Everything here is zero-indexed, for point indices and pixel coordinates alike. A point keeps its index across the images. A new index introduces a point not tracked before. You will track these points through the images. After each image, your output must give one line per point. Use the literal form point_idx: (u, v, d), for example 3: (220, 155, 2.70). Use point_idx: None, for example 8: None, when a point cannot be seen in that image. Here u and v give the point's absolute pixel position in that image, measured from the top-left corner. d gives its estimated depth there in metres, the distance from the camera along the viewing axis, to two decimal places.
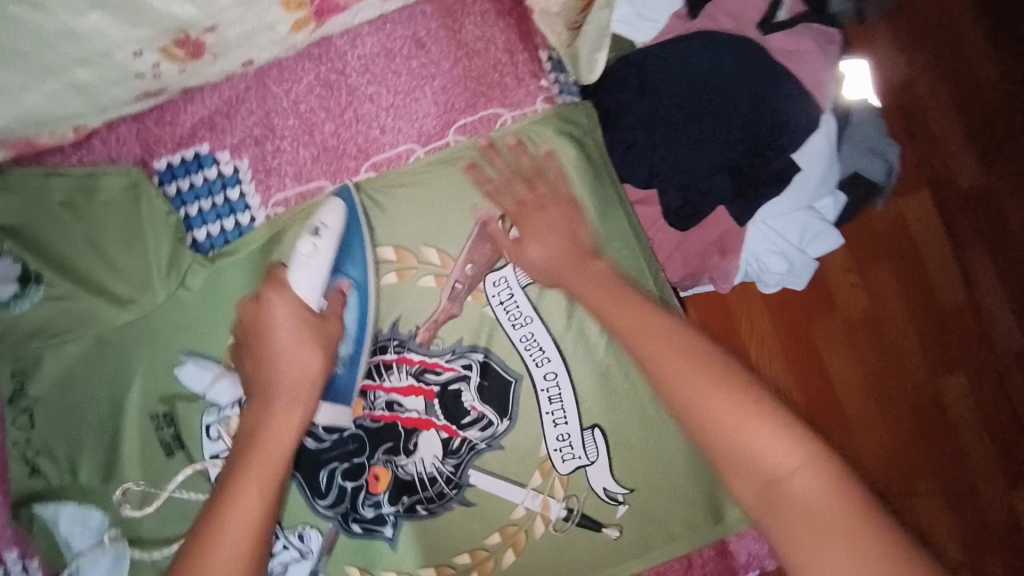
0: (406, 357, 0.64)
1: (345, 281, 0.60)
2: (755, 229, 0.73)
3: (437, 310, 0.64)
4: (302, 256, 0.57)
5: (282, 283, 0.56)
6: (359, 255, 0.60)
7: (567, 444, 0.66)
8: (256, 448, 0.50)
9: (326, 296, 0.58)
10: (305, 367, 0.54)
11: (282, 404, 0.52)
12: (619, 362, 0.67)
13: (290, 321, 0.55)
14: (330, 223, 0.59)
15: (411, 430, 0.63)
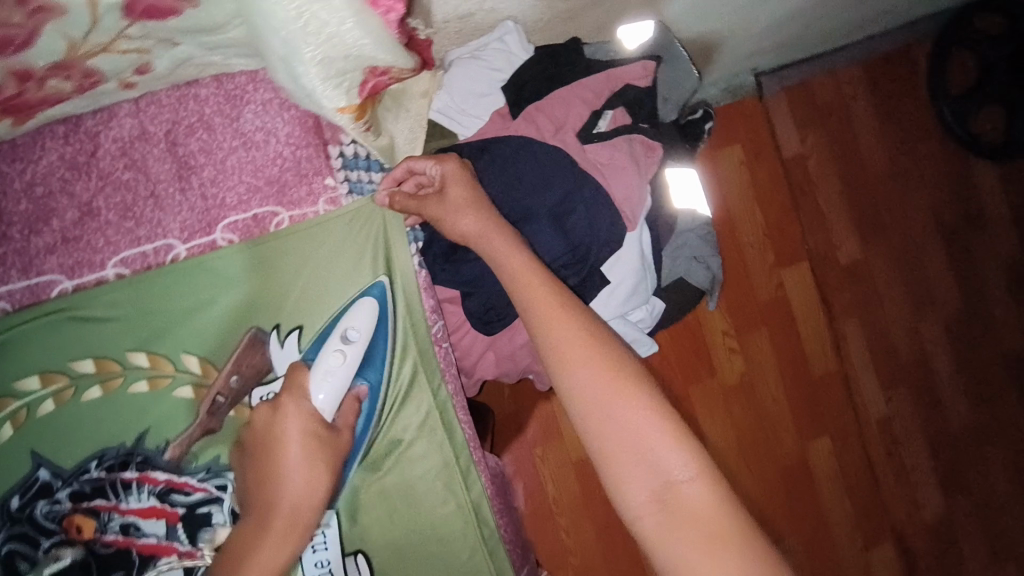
0: (150, 476, 0.58)
1: (362, 386, 0.61)
2: None
3: (194, 425, 0.59)
4: (328, 365, 0.58)
5: (302, 392, 0.58)
6: (379, 361, 0.63)
7: (327, 571, 0.62)
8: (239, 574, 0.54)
9: (343, 403, 0.60)
10: (308, 498, 0.57)
11: (274, 541, 0.56)
12: (400, 493, 0.65)
13: (300, 440, 0.57)
14: (358, 330, 0.61)
15: (148, 557, 0.58)
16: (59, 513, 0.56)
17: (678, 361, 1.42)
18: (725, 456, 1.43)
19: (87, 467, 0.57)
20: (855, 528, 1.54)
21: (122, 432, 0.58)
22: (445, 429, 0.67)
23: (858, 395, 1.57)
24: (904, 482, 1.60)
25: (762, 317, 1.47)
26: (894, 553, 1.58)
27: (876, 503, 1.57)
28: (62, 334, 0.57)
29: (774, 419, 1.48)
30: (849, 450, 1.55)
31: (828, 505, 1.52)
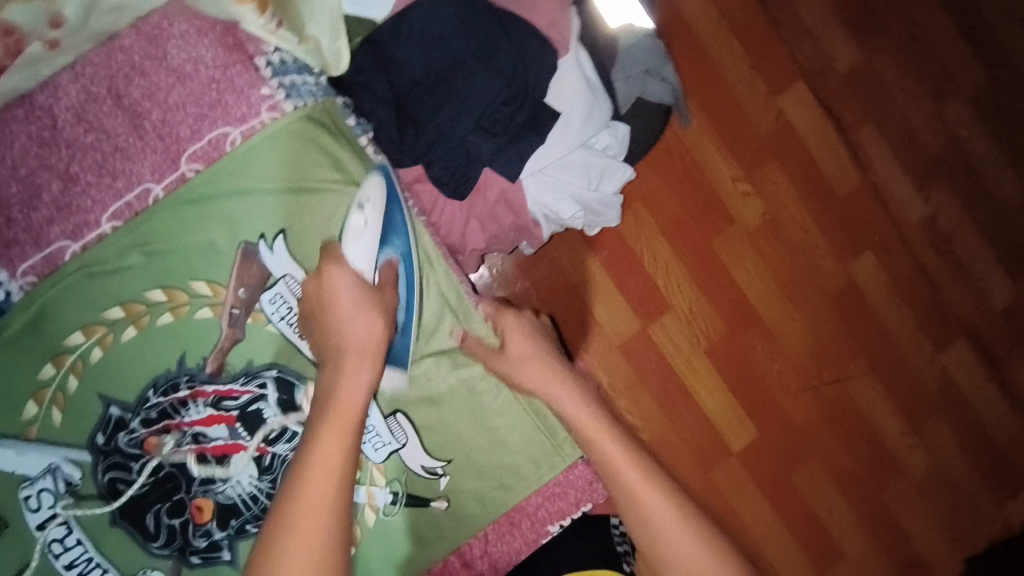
0: (200, 390, 0.65)
1: (393, 253, 0.68)
2: (533, 179, 0.77)
3: (221, 339, 0.66)
4: (355, 229, 0.66)
5: (339, 255, 0.65)
6: (401, 228, 0.69)
7: (373, 433, 0.69)
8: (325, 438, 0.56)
9: (381, 268, 0.67)
10: (369, 333, 0.63)
11: (351, 369, 0.61)
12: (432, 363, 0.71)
13: (350, 291, 0.63)
14: (371, 198, 0.67)
15: (221, 457, 0.66)
16: (139, 439, 0.65)
17: (688, 211, 1.39)
18: (768, 298, 1.43)
19: (147, 397, 0.65)
20: (917, 333, 1.52)
21: (165, 360, 0.65)
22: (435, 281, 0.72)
23: (889, 201, 1.50)
24: (958, 274, 1.55)
25: (764, 144, 1.42)
26: (970, 349, 1.55)
27: (934, 304, 1.53)
28: (87, 288, 0.64)
29: (805, 246, 1.45)
30: (896, 258, 1.50)
31: (885, 317, 1.50)
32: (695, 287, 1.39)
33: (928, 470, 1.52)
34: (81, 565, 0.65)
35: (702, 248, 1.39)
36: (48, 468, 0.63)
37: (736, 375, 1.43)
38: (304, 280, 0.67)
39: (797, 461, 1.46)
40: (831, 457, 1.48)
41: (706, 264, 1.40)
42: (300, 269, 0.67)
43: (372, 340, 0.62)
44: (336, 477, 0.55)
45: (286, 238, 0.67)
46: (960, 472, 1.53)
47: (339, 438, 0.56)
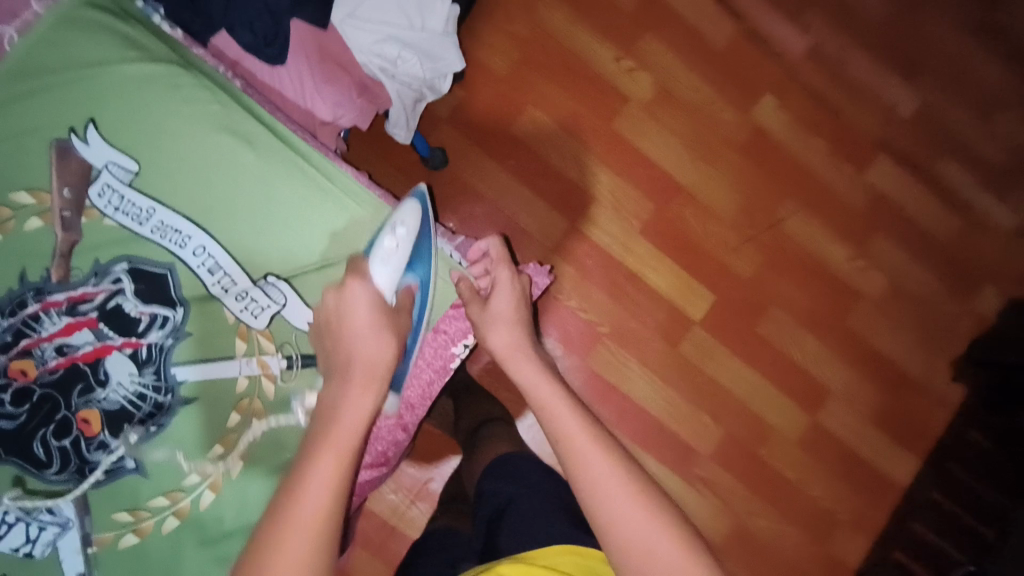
0: (50, 301, 0.63)
1: (412, 281, 0.69)
2: (348, 28, 0.75)
3: (58, 244, 0.64)
4: (385, 248, 0.66)
5: (365, 272, 0.65)
6: (426, 258, 0.70)
7: (250, 300, 0.67)
8: (333, 429, 0.55)
9: (399, 291, 0.68)
10: (377, 351, 0.60)
11: (359, 385, 0.58)
12: (295, 221, 0.69)
13: (366, 305, 0.63)
14: (406, 221, 0.68)
15: (94, 362, 0.64)
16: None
17: (560, 96, 1.19)
18: (680, 164, 1.22)
19: None
20: (834, 159, 1.26)
21: (4, 281, 0.63)
22: (260, 146, 0.68)
23: (771, 44, 1.25)
24: (859, 93, 1.27)
25: (612, 11, 1.21)
26: (891, 162, 1.27)
27: (855, 138, 1.27)
28: None
29: (704, 108, 1.23)
30: (797, 94, 1.26)
31: (814, 163, 1.26)
32: (610, 171, 1.21)
33: (889, 300, 1.26)
34: None
35: (607, 134, 1.21)
36: None
37: (675, 246, 1.22)
38: (127, 165, 0.65)
39: (756, 315, 1.23)
40: (791, 298, 1.24)
41: (610, 137, 1.21)
42: (119, 155, 0.65)
43: (381, 361, 0.60)
44: (332, 493, 0.50)
45: (97, 126, 0.65)
46: (936, 313, 1.27)
47: (335, 461, 0.52)
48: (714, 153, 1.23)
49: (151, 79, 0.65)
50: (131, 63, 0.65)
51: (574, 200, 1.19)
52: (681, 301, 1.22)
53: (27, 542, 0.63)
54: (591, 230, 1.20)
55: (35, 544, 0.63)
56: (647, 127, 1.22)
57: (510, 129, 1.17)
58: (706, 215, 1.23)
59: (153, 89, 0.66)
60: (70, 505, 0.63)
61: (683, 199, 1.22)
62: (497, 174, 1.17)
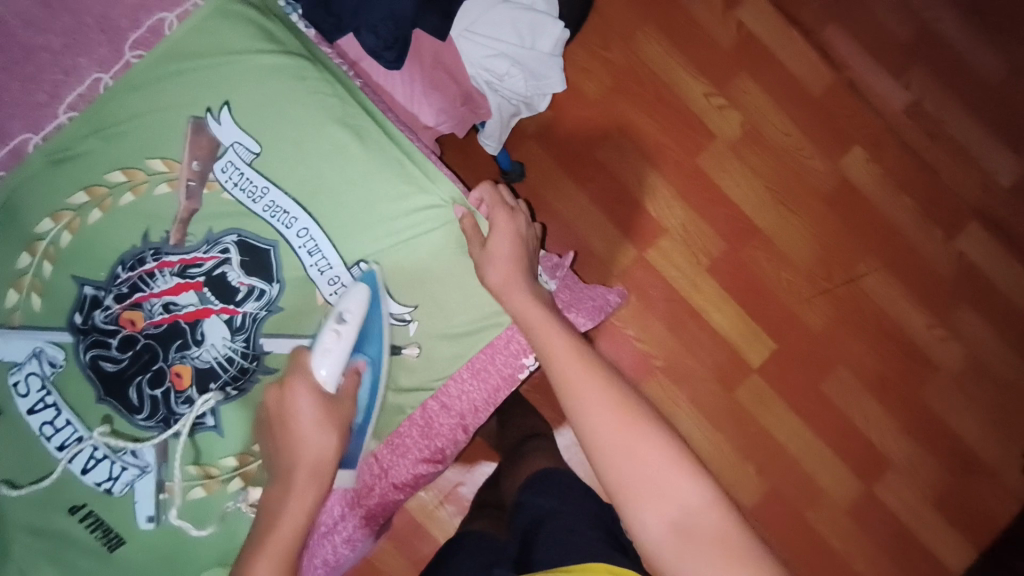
0: (166, 261, 0.69)
1: (361, 361, 0.68)
2: (463, 40, 0.79)
3: (180, 210, 0.69)
4: (327, 344, 0.64)
5: (306, 369, 0.63)
6: (377, 336, 0.69)
7: (341, 285, 0.70)
8: (276, 528, 0.57)
9: (345, 378, 0.66)
10: (321, 453, 0.60)
11: (297, 490, 0.58)
12: (392, 216, 0.72)
13: (308, 404, 0.62)
14: (351, 310, 0.66)
15: (194, 322, 0.69)
16: (114, 314, 0.68)
17: (645, 124, 1.20)
18: (759, 205, 1.20)
19: (117, 273, 0.69)
20: (925, 221, 1.20)
21: (130, 237, 0.69)
22: (369, 141, 0.72)
23: (872, 95, 1.22)
24: (961, 155, 1.21)
25: (710, 46, 1.20)
26: (988, 231, 1.20)
27: (951, 201, 1.21)
28: (54, 176, 0.70)
29: (791, 153, 1.21)
30: (891, 149, 1.21)
31: (902, 221, 1.20)
32: (686, 204, 1.20)
33: (968, 375, 1.19)
34: (72, 445, 0.67)
35: (688, 166, 1.20)
36: (33, 353, 0.68)
37: (743, 288, 1.19)
38: (250, 146, 0.70)
39: (820, 370, 1.18)
40: (860, 360, 1.19)
41: (691, 170, 1.20)
42: (245, 136, 0.70)
43: (325, 463, 0.60)
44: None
45: (229, 108, 0.70)
46: (1016, 397, 1.19)
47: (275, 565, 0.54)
48: (796, 199, 1.20)
49: (281, 71, 0.71)
50: (267, 53, 0.71)
51: (646, 228, 1.19)
52: (743, 345, 1.18)
53: (109, 479, 0.68)
54: (658, 261, 1.19)
55: (115, 483, 0.68)
56: (728, 165, 1.20)
57: (592, 152, 1.18)
58: (779, 260, 1.19)
59: (283, 78, 0.71)
60: (151, 450, 0.68)
61: (757, 242, 1.19)
62: (573, 195, 1.18)
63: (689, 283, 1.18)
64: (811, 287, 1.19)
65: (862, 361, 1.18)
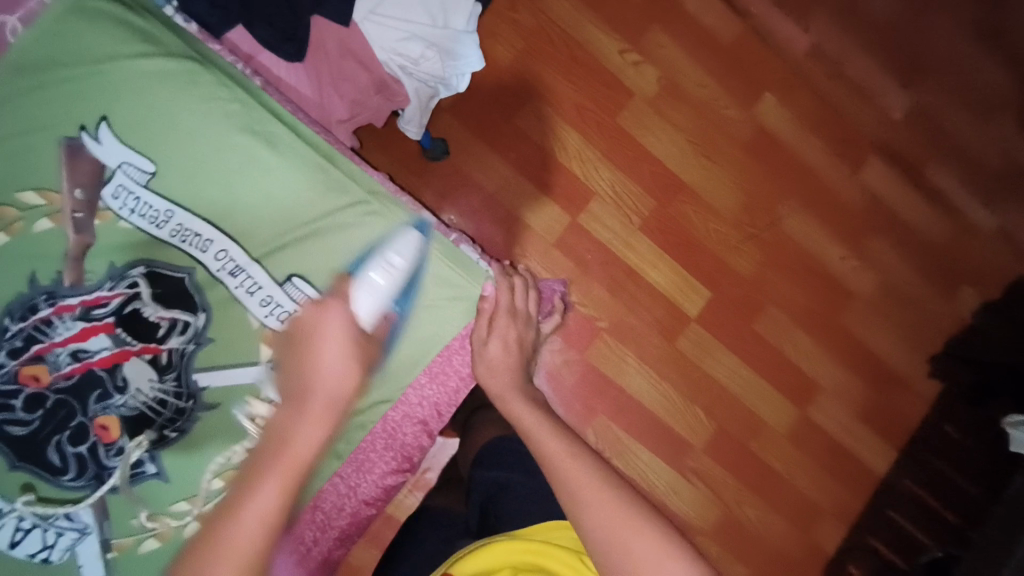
0: (64, 305, 0.61)
1: (391, 310, 0.67)
2: (369, 25, 0.73)
3: (70, 246, 0.62)
4: (372, 280, 0.64)
5: (346, 297, 0.63)
6: (407, 290, 0.68)
7: (274, 305, 0.66)
8: (284, 453, 0.54)
9: (378, 320, 0.65)
10: (342, 385, 0.59)
11: (313, 418, 0.56)
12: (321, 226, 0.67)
13: (344, 330, 0.61)
14: (398, 253, 0.67)
15: (112, 368, 0.62)
16: (10, 372, 0.60)
17: (562, 87, 1.18)
18: (682, 159, 1.22)
19: (4, 326, 0.60)
20: (833, 159, 1.27)
21: (12, 285, 0.60)
22: (281, 147, 0.66)
23: (775, 41, 1.25)
24: (860, 93, 1.27)
25: (618, 0, 1.19)
26: (889, 162, 1.29)
27: (854, 135, 1.28)
28: None
29: (706, 104, 1.23)
30: (798, 91, 1.26)
31: (811, 160, 1.26)
32: (612, 166, 1.19)
33: (880, 299, 1.28)
34: None
35: (611, 127, 1.20)
36: None
37: (673, 242, 1.22)
38: (143, 165, 0.63)
39: (752, 313, 1.24)
40: (786, 296, 1.25)
41: (613, 129, 1.20)
42: (134, 154, 0.63)
43: (341, 397, 0.58)
44: (271, 525, 0.51)
45: (109, 124, 0.62)
46: (925, 314, 1.29)
47: (280, 489, 0.52)
48: (715, 149, 1.23)
49: (164, 76, 0.63)
50: (146, 58, 0.63)
51: (575, 192, 1.18)
52: (679, 297, 1.22)
53: (44, 548, 0.61)
54: (591, 224, 1.19)
55: (52, 551, 0.62)
56: (646, 121, 1.21)
57: (514, 121, 1.16)
58: (705, 211, 1.23)
59: (169, 84, 0.63)
60: (88, 509, 0.62)
61: (682, 195, 1.22)
62: (499, 166, 1.16)
63: (624, 243, 1.19)
64: (738, 234, 1.24)
65: (786, 297, 1.25)
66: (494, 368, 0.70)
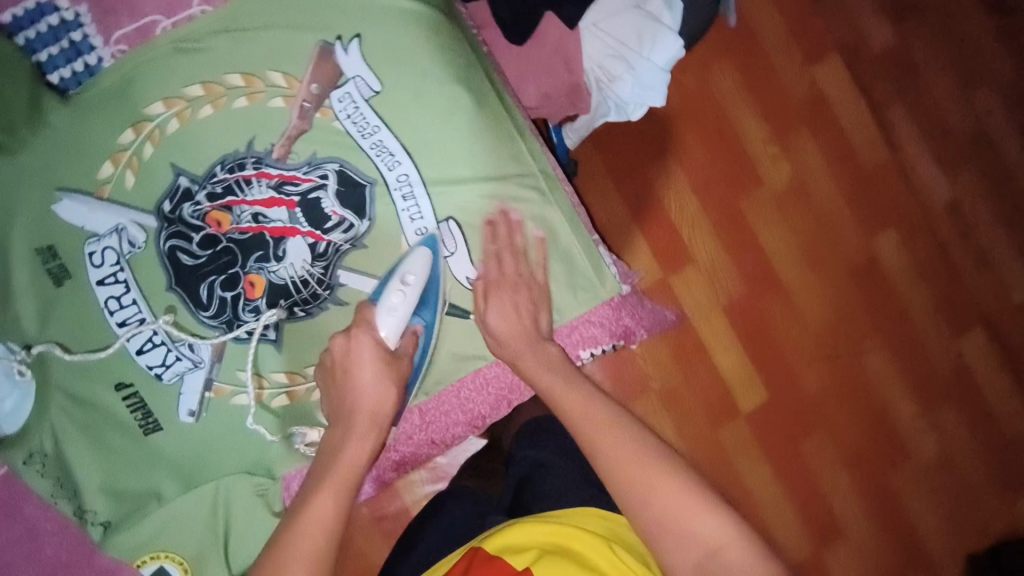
0: (264, 172, 0.70)
1: (418, 324, 0.71)
2: (588, 34, 0.81)
3: (290, 127, 0.70)
4: (393, 302, 0.68)
5: (371, 325, 0.68)
6: (433, 301, 0.71)
7: (426, 238, 0.72)
8: (337, 466, 0.64)
9: (404, 336, 0.69)
10: (380, 401, 0.66)
11: (360, 432, 0.65)
12: (491, 186, 0.73)
13: (370, 355, 0.66)
14: (415, 272, 0.69)
15: (279, 238, 0.70)
16: (202, 211, 0.69)
17: (697, 154, 1.20)
18: (789, 259, 1.22)
19: (214, 172, 0.70)
20: (936, 315, 1.26)
21: (234, 141, 0.70)
22: (486, 109, 0.73)
23: (919, 186, 1.27)
24: (983, 264, 1.28)
25: (779, 97, 1.23)
26: (989, 341, 1.27)
27: (965, 302, 1.27)
28: (174, 62, 0.69)
29: (830, 219, 1.24)
30: (924, 239, 1.27)
31: (914, 310, 1.26)
32: (719, 242, 1.20)
33: (937, 471, 1.24)
34: (132, 325, 0.69)
35: (728, 206, 1.21)
36: (115, 228, 0.69)
37: (752, 335, 1.21)
38: (371, 84, 0.71)
39: (807, 431, 1.22)
40: (843, 430, 1.23)
41: (730, 208, 1.21)
42: (368, 72, 0.71)
43: (384, 410, 0.67)
44: (332, 526, 0.60)
45: (360, 41, 0.71)
46: (980, 502, 1.25)
47: (336, 495, 0.61)
48: (823, 261, 1.24)
49: (416, 18, 0.72)
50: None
51: (677, 254, 1.18)
52: (736, 388, 1.20)
53: (162, 364, 0.69)
54: (684, 289, 1.19)
55: (166, 370, 0.69)
56: (762, 211, 1.22)
57: (647, 171, 1.19)
58: (791, 317, 1.22)
59: (418, 26, 0.72)
60: (208, 347, 0.70)
61: (770, 293, 1.22)
62: (614, 201, 1.18)
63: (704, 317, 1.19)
64: (817, 352, 1.23)
65: (842, 429, 1.23)
66: (503, 346, 0.72)
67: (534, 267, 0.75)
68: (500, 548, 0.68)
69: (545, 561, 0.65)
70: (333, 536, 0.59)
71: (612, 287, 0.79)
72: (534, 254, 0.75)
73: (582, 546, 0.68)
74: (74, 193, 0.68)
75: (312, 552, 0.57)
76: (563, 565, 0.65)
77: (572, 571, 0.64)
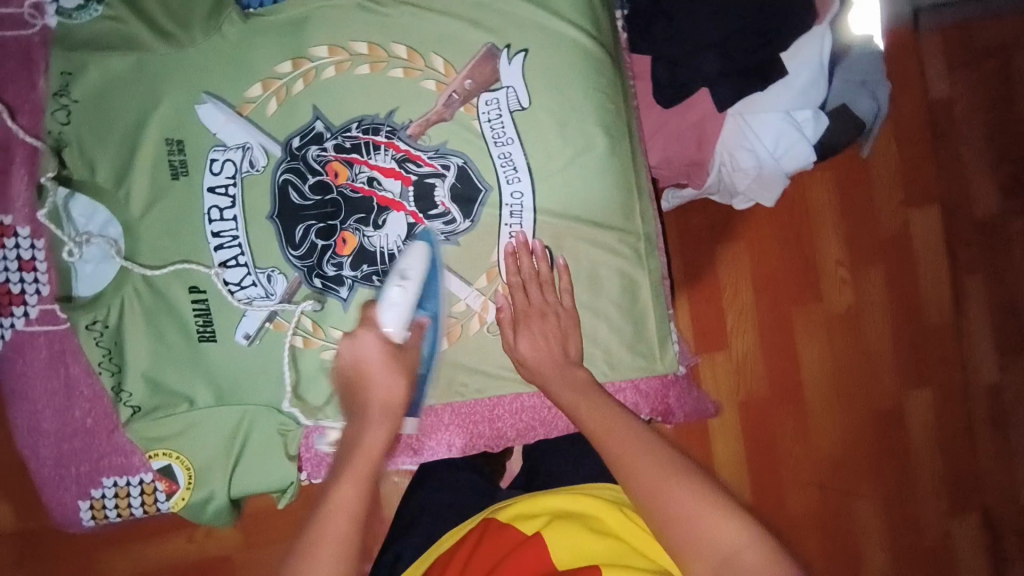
0: (394, 143, 0.72)
1: (425, 316, 0.72)
2: (732, 121, 0.82)
3: (431, 111, 0.73)
4: (392, 297, 0.69)
5: (373, 320, 0.69)
6: (435, 293, 0.73)
7: (518, 259, 0.74)
8: (356, 458, 0.64)
9: (410, 329, 0.70)
10: (392, 392, 0.67)
11: (373, 424, 0.66)
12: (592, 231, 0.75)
13: (377, 347, 0.68)
14: (412, 268, 0.70)
15: (383, 208, 0.72)
16: (326, 159, 0.72)
17: (769, 248, 1.18)
18: (817, 383, 1.20)
19: (349, 128, 0.72)
20: (942, 486, 1.25)
21: (378, 106, 0.72)
22: (615, 158, 0.75)
23: (972, 362, 1.27)
24: (1005, 456, 1.28)
25: (868, 228, 1.21)
26: (982, 529, 1.27)
27: (974, 485, 1.26)
28: (353, 18, 0.73)
29: (874, 361, 1.23)
30: (954, 410, 1.25)
31: (921, 475, 1.24)
32: (758, 337, 1.18)
33: None
34: (228, 239, 0.72)
35: (780, 310, 1.19)
36: (243, 145, 0.71)
37: (758, 444, 1.19)
38: (520, 99, 0.73)
39: None
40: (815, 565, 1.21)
41: (780, 313, 1.19)
42: (521, 86, 0.73)
43: (396, 402, 0.67)
44: (352, 520, 0.60)
45: (525, 56, 0.73)
46: None
47: (354, 486, 0.62)
48: (851, 395, 1.22)
49: (583, 53, 0.74)
50: (581, 35, 0.74)
51: (715, 339, 1.17)
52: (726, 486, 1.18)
53: (238, 283, 0.72)
54: (714, 378, 1.18)
55: (240, 290, 0.72)
56: (808, 326, 1.20)
57: (711, 245, 1.17)
58: (802, 438, 1.20)
59: (583, 63, 0.74)
60: (284, 283, 0.73)
61: (789, 408, 1.20)
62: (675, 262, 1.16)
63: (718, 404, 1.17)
64: (816, 484, 1.21)
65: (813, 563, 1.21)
66: (532, 373, 0.73)
67: (561, 294, 0.74)
68: (511, 516, 0.72)
69: (555, 523, 0.68)
70: (354, 528, 0.60)
71: (669, 364, 0.80)
72: (560, 282, 0.74)
73: (596, 512, 0.70)
74: (219, 101, 0.71)
75: (334, 546, 0.58)
76: (575, 527, 0.67)
77: (585, 531, 0.67)
